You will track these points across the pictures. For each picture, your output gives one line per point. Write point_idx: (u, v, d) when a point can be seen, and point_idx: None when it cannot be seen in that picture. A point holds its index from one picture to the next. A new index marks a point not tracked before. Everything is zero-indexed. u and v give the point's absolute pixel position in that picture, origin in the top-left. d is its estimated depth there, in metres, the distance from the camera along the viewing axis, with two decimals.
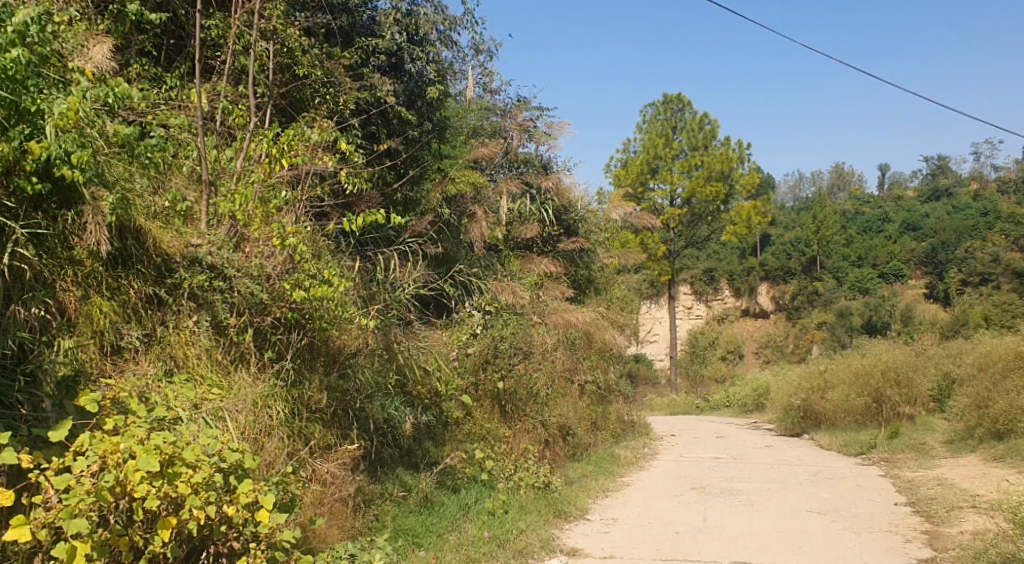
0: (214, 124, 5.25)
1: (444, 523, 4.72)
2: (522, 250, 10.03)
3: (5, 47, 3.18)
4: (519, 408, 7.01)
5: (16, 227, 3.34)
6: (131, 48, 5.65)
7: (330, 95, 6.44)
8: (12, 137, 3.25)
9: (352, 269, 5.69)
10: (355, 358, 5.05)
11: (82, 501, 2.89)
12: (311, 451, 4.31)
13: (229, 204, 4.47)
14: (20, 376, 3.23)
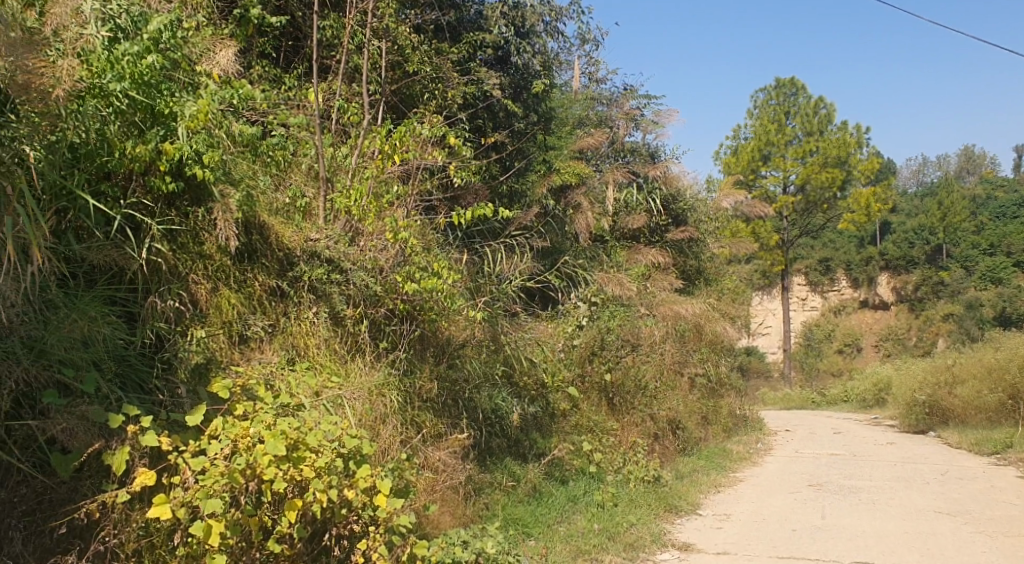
0: (330, 122, 5.43)
1: (553, 514, 4.74)
2: (628, 241, 9.89)
3: (142, 54, 3.51)
4: (627, 402, 6.93)
5: (153, 223, 3.66)
6: (253, 50, 5.89)
7: (439, 91, 6.55)
8: (148, 139, 3.54)
9: (460, 261, 5.83)
10: (463, 349, 5.22)
11: (216, 482, 3.06)
12: (424, 439, 4.43)
13: (345, 200, 4.65)
14: (159, 363, 3.53)
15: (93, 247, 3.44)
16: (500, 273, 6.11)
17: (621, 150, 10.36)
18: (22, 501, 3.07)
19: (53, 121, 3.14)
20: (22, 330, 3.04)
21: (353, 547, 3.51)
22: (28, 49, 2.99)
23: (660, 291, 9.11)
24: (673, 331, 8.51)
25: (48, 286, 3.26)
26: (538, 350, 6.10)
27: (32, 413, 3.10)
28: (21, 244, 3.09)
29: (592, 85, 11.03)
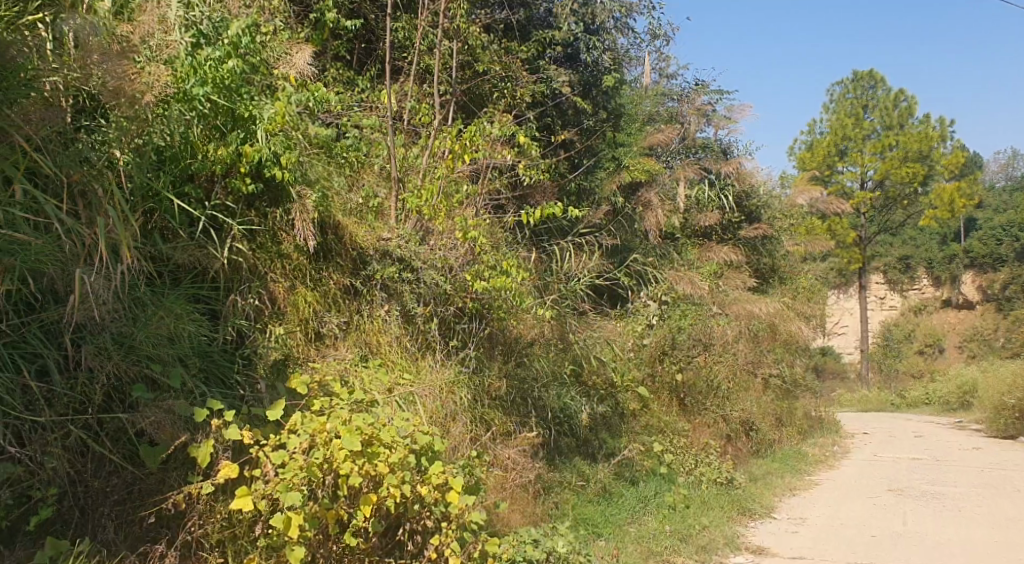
0: (402, 123, 5.52)
1: (623, 514, 4.70)
2: (699, 238, 9.77)
3: (223, 59, 3.67)
4: (697, 402, 6.92)
5: (234, 224, 3.84)
6: (327, 54, 6.03)
7: (509, 90, 6.59)
8: (229, 141, 3.75)
9: (529, 260, 5.86)
10: (531, 347, 5.27)
11: (295, 475, 3.16)
12: (493, 437, 4.45)
13: (416, 200, 4.70)
14: (240, 359, 3.66)
15: (178, 247, 3.62)
16: (567, 272, 6.20)
17: (693, 146, 10.08)
18: (115, 491, 3.22)
19: (142, 126, 3.42)
20: (114, 327, 3.27)
21: (425, 542, 3.56)
22: (122, 62, 3.30)
23: (734, 290, 8.96)
24: (746, 331, 8.32)
25: (138, 285, 3.44)
26: (607, 349, 6.10)
27: (123, 407, 3.28)
28: (112, 244, 3.34)
29: (662, 80, 10.83)
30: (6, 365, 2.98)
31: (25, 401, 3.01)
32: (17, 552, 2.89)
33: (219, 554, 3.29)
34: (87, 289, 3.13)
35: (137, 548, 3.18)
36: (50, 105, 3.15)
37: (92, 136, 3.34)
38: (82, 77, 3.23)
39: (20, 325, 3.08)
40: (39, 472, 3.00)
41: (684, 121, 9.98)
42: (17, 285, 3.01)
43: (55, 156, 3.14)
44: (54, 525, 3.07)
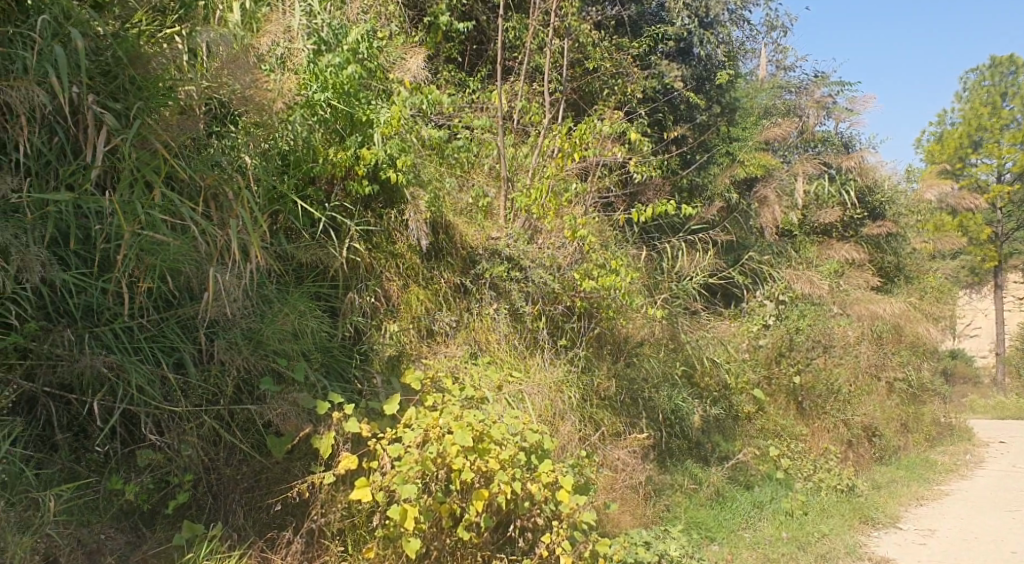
0: (512, 122, 5.56)
1: (738, 519, 4.59)
2: (819, 235, 9.46)
3: (343, 65, 3.89)
4: (818, 406, 6.60)
5: (352, 224, 4.06)
6: (440, 56, 6.14)
7: (619, 86, 6.59)
8: (348, 145, 3.97)
9: (640, 259, 5.92)
10: (641, 347, 5.26)
11: (411, 469, 3.23)
12: (602, 437, 4.47)
13: (526, 200, 4.72)
14: (357, 355, 3.89)
15: (301, 247, 3.86)
16: (680, 271, 6.17)
17: (811, 140, 9.80)
18: (244, 478, 3.44)
19: (268, 131, 3.71)
20: (244, 323, 3.52)
21: (537, 540, 3.58)
22: (249, 71, 3.55)
23: (856, 290, 8.69)
24: (868, 332, 8.12)
25: (265, 283, 3.70)
26: (720, 351, 5.96)
27: (251, 399, 3.50)
28: (241, 244, 3.54)
29: (778, 73, 10.74)
30: (147, 358, 3.28)
31: (165, 392, 3.28)
32: (158, 534, 3.23)
33: (340, 543, 3.46)
34: (219, 287, 3.36)
35: (265, 533, 3.41)
36: (187, 116, 3.44)
37: (223, 141, 3.61)
38: (215, 86, 3.49)
39: (160, 321, 3.39)
40: (176, 458, 3.26)
41: (802, 114, 9.76)
42: (156, 282, 3.31)
43: (190, 162, 3.41)
44: (191, 509, 3.34)
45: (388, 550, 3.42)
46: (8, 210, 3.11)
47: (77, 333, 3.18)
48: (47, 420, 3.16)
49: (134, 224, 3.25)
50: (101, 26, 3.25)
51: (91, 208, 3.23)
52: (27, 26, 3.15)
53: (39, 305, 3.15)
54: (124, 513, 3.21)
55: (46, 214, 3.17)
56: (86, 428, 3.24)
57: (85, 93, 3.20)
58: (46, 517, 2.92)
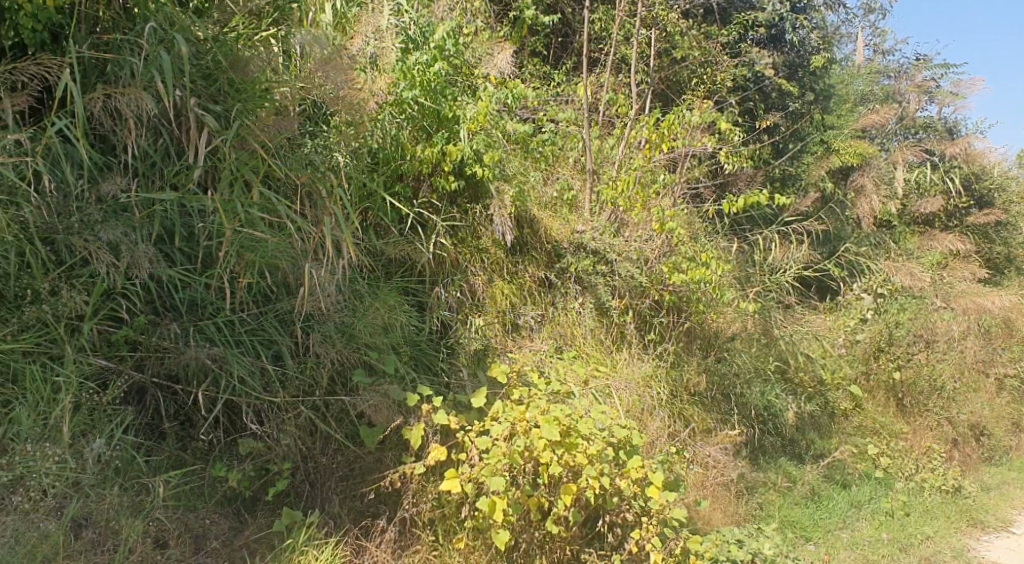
0: (598, 114, 5.49)
1: (835, 519, 4.46)
2: (920, 225, 9.05)
3: (430, 63, 3.98)
4: (920, 404, 6.28)
5: (438, 221, 4.17)
6: (526, 49, 6.17)
7: (708, 75, 6.52)
8: (435, 141, 4.01)
9: (730, 251, 5.90)
10: (733, 342, 5.18)
11: (499, 462, 3.25)
12: (692, 434, 4.44)
13: (612, 192, 4.77)
14: (444, 348, 3.98)
15: (390, 242, 4.00)
16: (772, 262, 6.08)
17: (912, 127, 9.43)
18: (339, 467, 3.54)
19: (358, 131, 3.84)
20: (337, 316, 3.67)
21: (626, 536, 3.52)
22: (341, 73, 3.72)
23: (960, 282, 8.27)
24: (976, 326, 7.68)
25: (357, 279, 3.85)
26: (814, 346, 5.86)
27: (345, 390, 3.61)
28: (334, 240, 3.73)
29: (876, 57, 10.46)
30: (247, 350, 3.43)
31: (264, 383, 3.42)
32: (259, 520, 3.36)
33: (431, 533, 3.51)
34: (314, 282, 3.57)
35: (359, 521, 3.50)
36: (282, 115, 3.62)
37: (315, 140, 3.77)
38: (309, 86, 3.67)
39: (259, 315, 3.54)
40: (275, 446, 3.38)
41: (902, 100, 9.55)
42: (255, 278, 3.49)
43: (285, 161, 3.58)
44: (289, 497, 3.45)
45: (478, 541, 3.46)
46: (118, 210, 3.36)
47: (182, 326, 3.36)
48: (154, 410, 3.35)
49: (234, 221, 3.43)
50: (201, 31, 3.51)
51: (194, 207, 3.44)
52: (134, 33, 3.46)
53: (148, 299, 3.35)
54: (227, 499, 3.35)
55: (152, 212, 3.38)
56: (191, 417, 3.38)
57: (187, 96, 3.42)
58: (156, 502, 3.13)
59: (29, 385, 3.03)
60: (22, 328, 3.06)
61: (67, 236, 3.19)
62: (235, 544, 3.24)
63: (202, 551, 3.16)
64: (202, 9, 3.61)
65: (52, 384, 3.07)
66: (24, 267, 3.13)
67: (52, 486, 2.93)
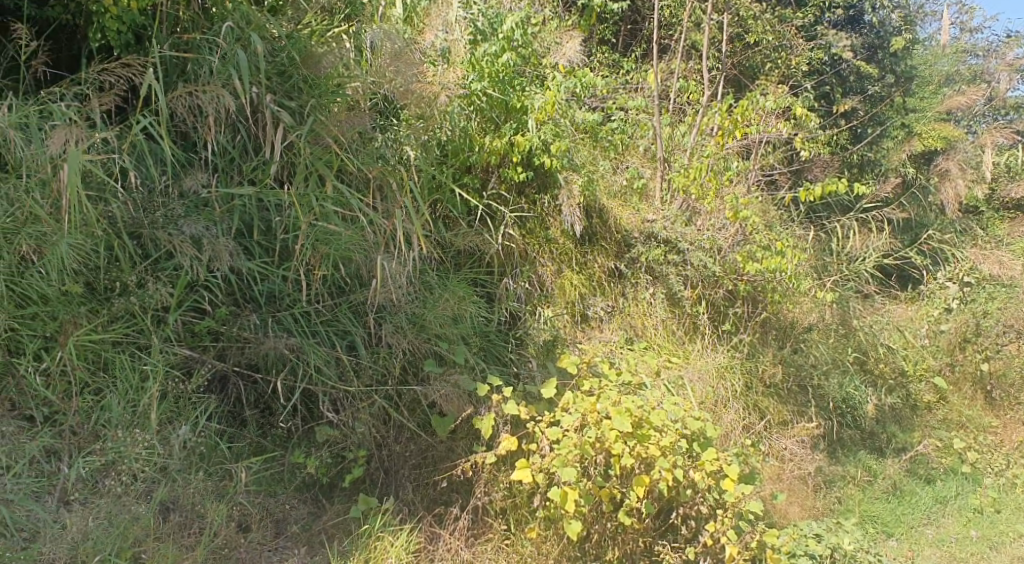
0: (668, 102, 5.47)
1: (918, 515, 4.34)
2: (1011, 211, 8.58)
3: (499, 53, 3.99)
4: (1010, 396, 6.08)
5: (506, 212, 4.25)
6: (594, 38, 6.16)
7: (783, 59, 6.44)
8: (504, 132, 4.02)
9: (806, 239, 5.81)
10: (809, 333, 5.04)
11: (571, 452, 3.25)
12: (767, 426, 4.42)
13: (684, 179, 4.73)
14: (513, 339, 4.01)
15: (459, 234, 4.07)
16: (850, 251, 5.97)
17: (1001, 107, 9.03)
18: (412, 456, 3.59)
19: (429, 124, 3.95)
20: (408, 307, 3.73)
21: (700, 529, 3.49)
22: (412, 68, 3.85)
23: None
24: None
25: (428, 271, 3.93)
26: (896, 337, 5.81)
27: (416, 380, 3.66)
28: (405, 232, 3.81)
29: (963, 35, 10.02)
30: (323, 341, 3.52)
31: (339, 372, 3.51)
32: (336, 505, 3.43)
33: (503, 522, 3.53)
34: (386, 274, 3.62)
35: (432, 509, 3.55)
36: (354, 110, 3.76)
37: (386, 134, 3.85)
38: (380, 82, 3.82)
39: (334, 306, 3.62)
40: (350, 434, 3.45)
41: (990, 79, 9.12)
42: (330, 270, 3.55)
43: (357, 155, 3.67)
44: (365, 483, 3.53)
45: (549, 531, 3.45)
46: (199, 205, 3.47)
47: (261, 317, 3.46)
48: (236, 398, 3.44)
49: (310, 215, 3.54)
50: (276, 29, 3.65)
51: (271, 202, 3.54)
52: (213, 32, 3.57)
53: (229, 291, 3.46)
54: (306, 485, 3.44)
55: (232, 207, 3.49)
56: (270, 405, 3.47)
57: (264, 93, 3.53)
58: (238, 487, 3.24)
59: (119, 373, 3.17)
60: (112, 319, 3.22)
61: (152, 230, 3.31)
62: (313, 529, 3.33)
63: (283, 535, 3.27)
64: (277, 7, 3.74)
65: (140, 372, 3.21)
66: (114, 261, 3.28)
67: (142, 471, 3.06)
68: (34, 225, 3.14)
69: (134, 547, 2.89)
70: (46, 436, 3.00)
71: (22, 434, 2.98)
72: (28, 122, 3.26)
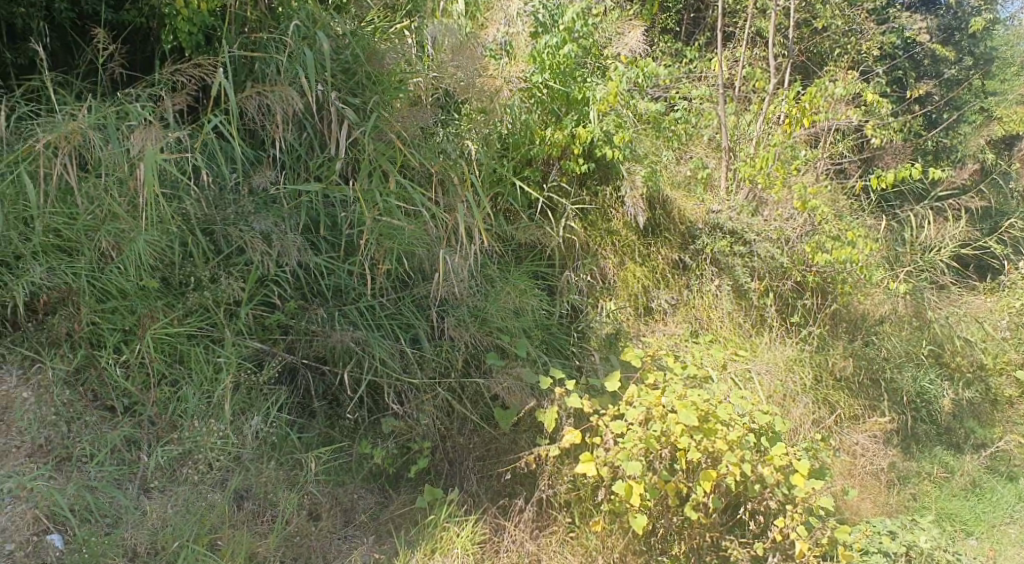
0: (734, 91, 5.42)
1: (999, 513, 4.20)
2: None
3: (560, 45, 4.01)
4: None
5: (567, 205, 4.25)
6: (656, 27, 6.13)
7: (852, 45, 6.32)
8: (565, 124, 4.06)
9: (878, 229, 5.70)
10: (881, 326, 4.92)
11: (635, 445, 3.22)
12: (837, 420, 4.34)
13: (750, 168, 4.63)
14: (575, 332, 4.01)
15: (520, 227, 4.09)
16: (924, 241, 5.79)
17: None
18: (476, 447, 3.61)
19: (489, 118, 3.96)
20: (470, 301, 3.76)
21: (769, 524, 3.44)
22: (474, 62, 3.83)
23: None
24: None
25: (489, 264, 3.96)
26: (974, 329, 5.47)
27: (479, 372, 3.68)
28: (466, 226, 3.85)
29: None
30: (387, 334, 3.57)
31: (403, 365, 3.54)
32: (402, 496, 3.47)
33: (567, 514, 3.54)
34: (449, 268, 3.65)
35: (497, 501, 3.57)
36: (416, 106, 3.80)
37: (448, 128, 3.92)
38: (440, 76, 3.84)
39: (397, 300, 3.67)
40: (415, 426, 3.48)
41: None
42: (393, 264, 3.60)
43: (419, 149, 3.71)
44: (429, 474, 3.55)
45: (614, 525, 3.44)
46: (268, 201, 3.56)
47: (327, 311, 3.52)
48: (305, 389, 3.52)
49: (374, 210, 3.59)
50: (340, 26, 3.73)
51: (337, 197, 3.61)
52: (279, 31, 3.66)
53: (297, 285, 3.54)
54: (373, 476, 3.49)
55: (299, 203, 3.58)
56: (338, 397, 3.54)
57: (328, 90, 3.62)
58: (308, 476, 3.31)
59: (194, 365, 3.26)
60: (186, 312, 3.30)
61: (224, 226, 3.41)
62: (381, 518, 3.38)
63: (351, 524, 3.32)
64: (341, 4, 3.85)
65: (214, 364, 3.29)
66: (188, 257, 3.37)
67: (216, 460, 3.15)
68: (113, 222, 3.26)
69: (210, 533, 2.97)
70: (127, 426, 3.11)
71: (103, 424, 3.11)
72: (106, 122, 3.37)
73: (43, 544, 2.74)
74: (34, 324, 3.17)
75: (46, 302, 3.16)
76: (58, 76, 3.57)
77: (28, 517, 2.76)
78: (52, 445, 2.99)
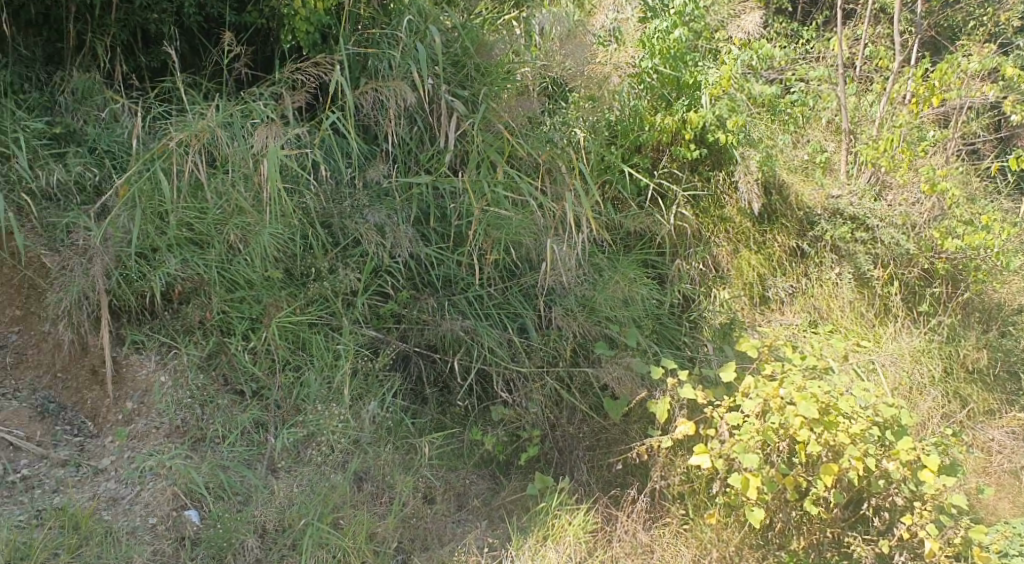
0: (854, 71, 5.26)
1: None
2: None
3: (670, 29, 4.02)
4: None
5: (679, 191, 4.24)
6: (772, 8, 6.00)
7: (991, 13, 5.97)
8: (675, 109, 4.09)
9: (1015, 212, 5.39)
10: (1019, 315, 4.69)
11: (752, 438, 3.15)
12: (970, 415, 4.21)
13: (874, 151, 4.46)
14: (686, 322, 3.97)
15: (630, 215, 4.05)
16: None
17: None
18: (585, 437, 3.59)
19: (597, 106, 4.01)
20: (578, 290, 3.75)
21: (895, 521, 3.31)
22: (582, 49, 3.93)
23: None
24: None
25: (598, 254, 3.96)
26: None
27: (588, 362, 3.63)
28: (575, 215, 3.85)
29: None
30: (496, 323, 3.62)
31: (512, 354, 3.58)
32: (513, 483, 3.50)
33: (681, 506, 3.50)
34: (556, 257, 3.67)
35: (608, 490, 3.56)
36: (524, 95, 3.86)
37: (554, 118, 3.96)
38: (549, 65, 3.94)
39: (505, 289, 3.72)
40: (524, 415, 3.49)
41: None
42: (501, 254, 3.64)
43: (527, 139, 3.75)
44: (539, 462, 3.55)
45: (730, 518, 3.39)
46: (382, 194, 3.68)
47: (439, 300, 3.61)
48: (418, 376, 3.60)
49: (483, 201, 3.65)
50: (450, 20, 3.86)
51: (446, 189, 3.68)
52: (391, 26, 3.79)
53: (409, 275, 3.63)
54: (484, 461, 3.53)
55: (410, 195, 3.67)
56: (449, 384, 3.60)
57: (439, 84, 3.71)
58: (423, 460, 3.39)
59: (315, 352, 3.39)
60: (307, 302, 3.44)
61: (341, 219, 3.55)
62: (493, 504, 3.43)
63: (465, 509, 3.39)
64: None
65: (334, 351, 3.42)
66: (308, 249, 3.52)
67: (337, 443, 3.27)
68: (239, 216, 3.43)
69: (333, 513, 3.07)
70: (255, 409, 3.26)
71: (233, 407, 3.26)
72: (232, 120, 3.54)
73: (181, 519, 2.91)
74: (170, 313, 3.35)
75: (180, 292, 3.34)
76: (189, 77, 3.78)
77: (168, 493, 2.95)
78: (188, 426, 3.17)
